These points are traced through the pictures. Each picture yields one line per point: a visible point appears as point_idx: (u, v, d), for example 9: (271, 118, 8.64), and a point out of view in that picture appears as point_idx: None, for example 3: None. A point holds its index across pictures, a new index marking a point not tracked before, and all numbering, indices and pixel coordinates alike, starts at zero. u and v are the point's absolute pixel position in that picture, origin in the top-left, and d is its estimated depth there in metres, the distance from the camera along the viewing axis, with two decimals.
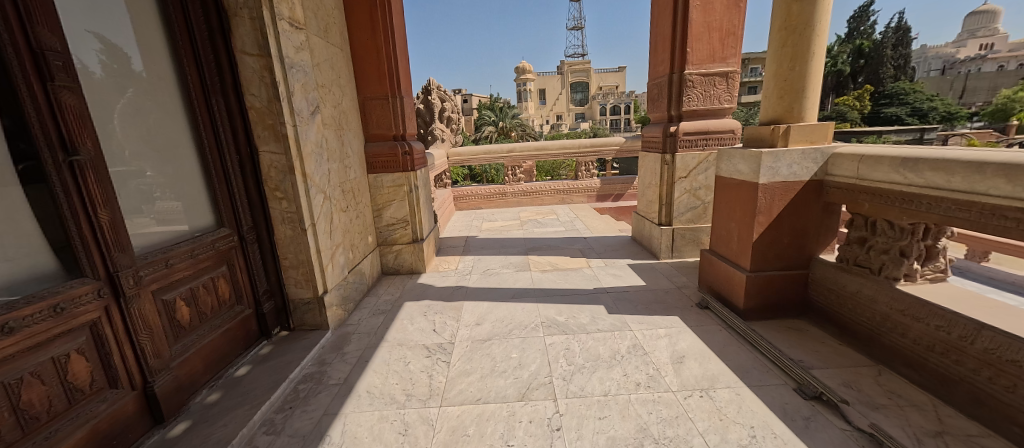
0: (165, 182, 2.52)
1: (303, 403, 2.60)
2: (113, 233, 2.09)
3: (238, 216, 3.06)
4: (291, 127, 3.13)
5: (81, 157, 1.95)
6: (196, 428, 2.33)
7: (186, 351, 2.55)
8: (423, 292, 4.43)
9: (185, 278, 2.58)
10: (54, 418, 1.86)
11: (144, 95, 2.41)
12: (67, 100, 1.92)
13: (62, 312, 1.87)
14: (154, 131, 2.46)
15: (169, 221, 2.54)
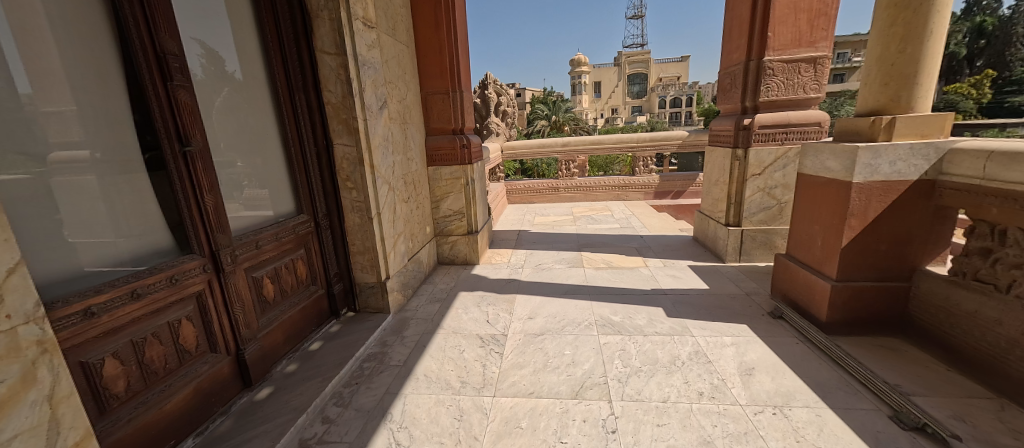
0: (255, 171, 2.79)
1: (368, 381, 2.77)
2: (215, 216, 2.35)
3: (314, 203, 3.31)
4: (362, 121, 3.32)
5: (193, 148, 2.21)
6: (278, 394, 2.58)
7: (270, 323, 2.82)
8: (477, 283, 4.52)
9: (270, 259, 2.85)
10: (169, 374, 2.14)
11: (239, 93, 2.68)
12: (183, 97, 2.18)
13: (177, 282, 2.13)
14: (246, 125, 2.73)
15: (259, 207, 2.81)
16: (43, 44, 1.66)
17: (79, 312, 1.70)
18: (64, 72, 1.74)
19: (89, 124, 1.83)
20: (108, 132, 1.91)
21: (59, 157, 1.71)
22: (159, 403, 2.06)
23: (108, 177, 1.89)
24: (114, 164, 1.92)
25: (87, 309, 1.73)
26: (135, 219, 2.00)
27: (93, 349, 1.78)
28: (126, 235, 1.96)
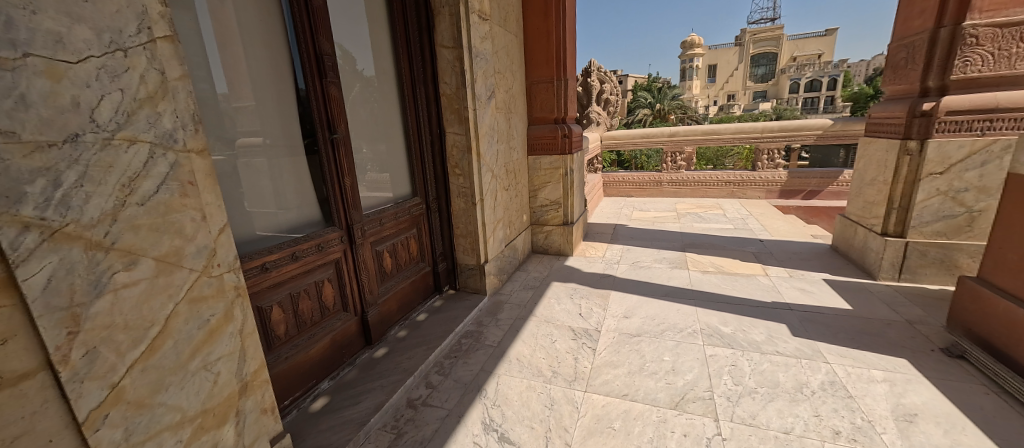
0: (382, 156, 3.13)
1: (466, 356, 2.95)
2: (351, 196, 2.71)
3: (427, 187, 3.60)
4: (472, 110, 3.50)
5: (338, 135, 2.56)
6: (391, 355, 2.90)
7: (387, 292, 3.18)
8: (570, 275, 4.46)
9: (390, 235, 3.20)
10: (314, 326, 2.52)
11: (373, 87, 3.01)
12: (333, 91, 2.53)
13: (323, 249, 2.50)
14: (377, 116, 3.06)
15: (383, 188, 3.15)
16: (239, 50, 2.04)
17: (258, 267, 2.08)
18: (255, 73, 2.13)
19: (269, 115, 2.21)
20: (282, 122, 2.29)
21: (248, 141, 2.09)
22: (306, 348, 2.45)
23: (280, 159, 2.27)
24: (284, 148, 2.30)
25: (263, 265, 2.12)
26: (295, 195, 2.37)
27: (265, 298, 2.17)
28: (289, 208, 2.33)
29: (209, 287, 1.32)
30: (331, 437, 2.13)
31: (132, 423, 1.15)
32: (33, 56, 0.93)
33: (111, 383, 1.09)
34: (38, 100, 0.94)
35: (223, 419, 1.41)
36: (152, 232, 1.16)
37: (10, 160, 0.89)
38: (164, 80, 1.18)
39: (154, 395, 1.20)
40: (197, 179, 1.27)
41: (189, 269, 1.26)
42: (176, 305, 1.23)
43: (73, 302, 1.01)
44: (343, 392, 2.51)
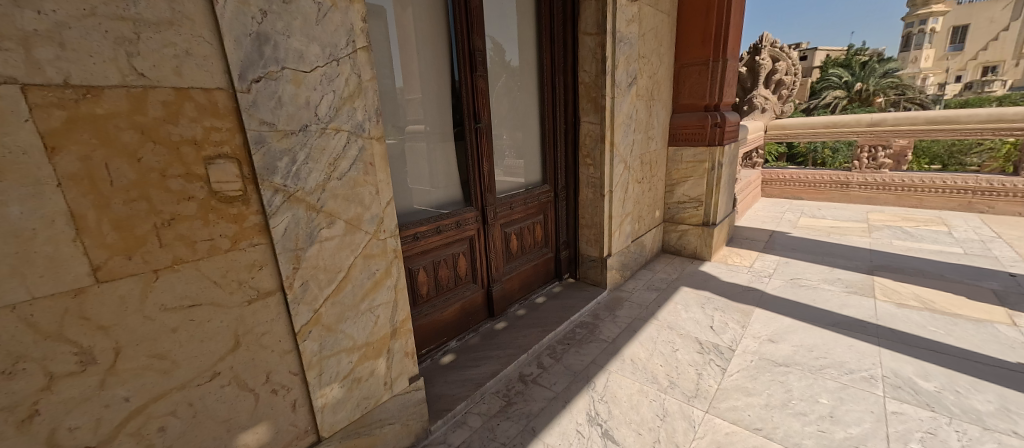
0: (519, 144, 3.32)
1: (579, 345, 2.99)
2: (488, 180, 2.97)
3: (556, 175, 3.69)
4: (610, 99, 3.40)
5: (481, 124, 2.81)
6: (510, 330, 3.13)
7: (510, 271, 3.40)
8: (704, 282, 4.01)
9: (519, 219, 3.40)
10: (449, 291, 2.89)
11: (516, 78, 3.19)
12: (481, 85, 2.78)
13: (461, 226, 2.83)
14: (517, 106, 3.24)
15: (516, 174, 3.34)
16: (411, 51, 2.41)
17: (411, 236, 2.50)
18: (422, 70, 2.48)
19: (429, 106, 2.56)
20: (438, 112, 2.62)
21: (413, 128, 2.47)
22: (441, 309, 2.83)
23: (434, 144, 2.62)
24: (438, 134, 2.64)
25: (415, 235, 2.52)
26: (443, 176, 2.71)
27: (415, 262, 2.57)
28: (438, 187, 2.69)
29: (376, 247, 1.63)
30: (455, 389, 2.44)
31: (325, 341, 1.52)
32: (287, 68, 1.25)
33: (315, 308, 1.45)
34: (288, 101, 1.27)
35: (379, 353, 1.75)
36: (345, 200, 1.48)
37: (271, 143, 1.25)
38: (360, 82, 1.45)
39: (338, 324, 1.55)
40: (375, 161, 1.56)
41: (365, 232, 1.58)
42: (355, 258, 1.56)
43: (297, 246, 1.36)
44: (467, 353, 2.83)
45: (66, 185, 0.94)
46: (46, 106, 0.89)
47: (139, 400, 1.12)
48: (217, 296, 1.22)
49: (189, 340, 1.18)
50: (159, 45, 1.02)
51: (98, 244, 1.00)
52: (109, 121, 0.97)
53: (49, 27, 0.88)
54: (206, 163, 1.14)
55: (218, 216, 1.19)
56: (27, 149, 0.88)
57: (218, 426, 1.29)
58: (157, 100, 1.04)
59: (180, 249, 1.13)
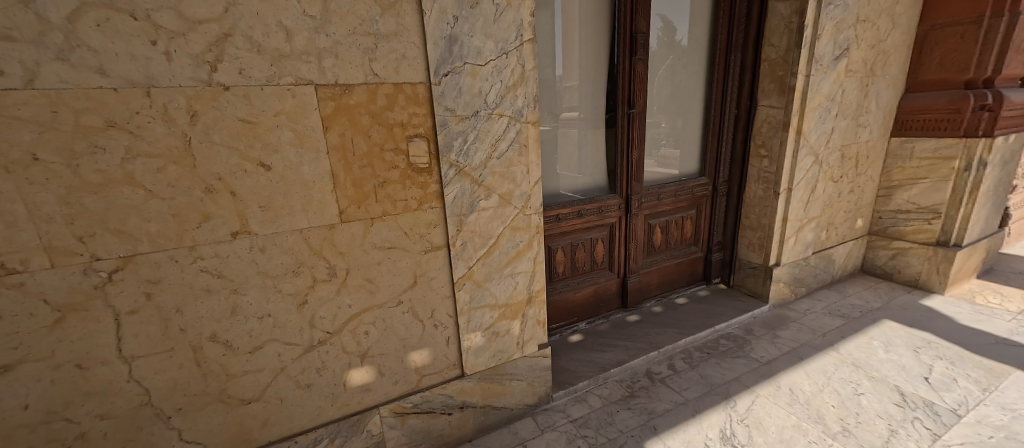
0: (676, 131, 3.05)
1: (721, 357, 2.55)
2: (635, 168, 2.83)
3: (718, 166, 3.25)
4: (803, 77, 2.78)
5: (634, 111, 2.69)
6: (642, 324, 2.89)
7: (650, 265, 3.14)
8: (926, 322, 2.95)
9: (666, 212, 3.13)
10: (583, 274, 2.86)
11: (681, 60, 2.92)
12: (638, 70, 2.65)
13: (602, 212, 2.79)
14: (678, 90, 2.98)
15: (668, 165, 3.09)
16: (570, 40, 2.47)
17: (553, 217, 2.58)
18: (579, 59, 2.53)
19: (583, 94, 2.60)
20: (592, 99, 2.64)
21: (566, 115, 2.57)
22: (574, 290, 2.83)
23: (584, 131, 2.67)
24: (589, 121, 2.67)
25: (557, 216, 2.60)
26: (589, 163, 2.73)
27: (554, 242, 2.65)
28: (584, 173, 2.73)
29: (522, 221, 1.80)
30: (578, 366, 2.40)
31: (475, 294, 1.78)
32: (468, 63, 1.48)
33: (470, 265, 1.72)
34: (466, 91, 1.51)
35: (515, 314, 1.94)
36: (501, 177, 1.68)
37: (451, 126, 1.51)
38: (523, 72, 1.60)
39: (486, 281, 1.79)
40: (529, 143, 1.70)
41: (515, 206, 1.75)
42: (504, 228, 1.76)
43: (461, 212, 1.63)
44: (594, 338, 2.74)
45: (330, 153, 1.36)
46: (324, 98, 1.31)
47: (355, 308, 1.54)
48: (405, 243, 1.57)
49: (386, 273, 1.57)
50: (387, 52, 1.36)
51: (342, 196, 1.41)
52: (355, 109, 1.36)
53: (330, 44, 1.28)
54: (407, 140, 1.47)
55: (412, 182, 1.52)
56: (314, 129, 1.31)
57: (398, 341, 1.68)
58: (383, 93, 1.39)
59: (386, 205, 1.49)
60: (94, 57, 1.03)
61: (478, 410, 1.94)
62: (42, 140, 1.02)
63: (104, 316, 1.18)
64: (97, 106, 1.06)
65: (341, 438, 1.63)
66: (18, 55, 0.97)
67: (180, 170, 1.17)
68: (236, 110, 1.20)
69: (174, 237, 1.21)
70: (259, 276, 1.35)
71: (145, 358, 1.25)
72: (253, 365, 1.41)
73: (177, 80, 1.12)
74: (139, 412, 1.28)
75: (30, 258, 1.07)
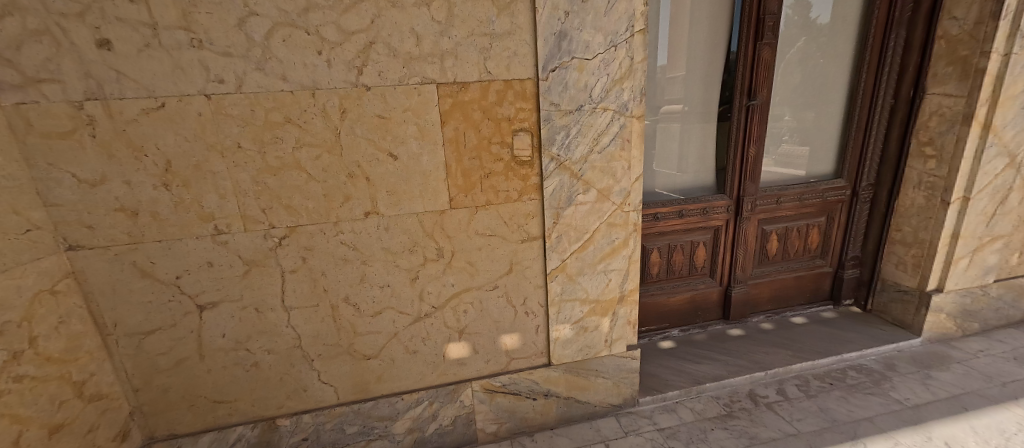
0: (807, 124, 2.55)
1: (848, 391, 2.12)
2: (751, 167, 2.41)
3: (860, 168, 2.66)
4: (1000, 56, 2.12)
5: (756, 102, 2.27)
6: (746, 340, 2.51)
7: (761, 277, 2.70)
8: None
9: (786, 217, 2.65)
10: (679, 279, 2.57)
11: (822, 39, 2.40)
12: (765, 54, 2.21)
13: (707, 213, 2.45)
14: (814, 77, 2.46)
15: (793, 165, 2.61)
16: (681, 22, 2.14)
17: (650, 215, 2.37)
18: (690, 43, 2.18)
19: (693, 84, 2.25)
20: (703, 89, 2.27)
21: (667, 109, 2.26)
22: (668, 294, 2.56)
23: (690, 125, 2.32)
24: (697, 114, 2.31)
25: (655, 214, 2.38)
26: (693, 161, 2.39)
27: (650, 241, 2.43)
28: (685, 171, 2.40)
29: (620, 217, 1.75)
30: (667, 374, 2.22)
31: (566, 287, 1.79)
32: (576, 58, 1.49)
33: (563, 257, 1.74)
34: (572, 85, 1.52)
35: (606, 312, 1.90)
36: (601, 172, 1.65)
37: (555, 120, 1.54)
38: (631, 64, 1.55)
39: (578, 276, 1.79)
40: (632, 137, 1.65)
41: (612, 202, 1.71)
42: (600, 224, 1.73)
43: (559, 205, 1.65)
44: (687, 347, 2.47)
45: (445, 145, 1.50)
46: (444, 95, 1.45)
47: (456, 288, 1.69)
48: (504, 232, 1.66)
49: (485, 258, 1.68)
50: (501, 50, 1.45)
51: (452, 185, 1.55)
52: (469, 105, 1.48)
53: (452, 46, 1.41)
54: (513, 134, 1.54)
55: (514, 174, 1.59)
56: (433, 123, 1.47)
57: (492, 323, 1.78)
58: (493, 89, 1.48)
59: (490, 195, 1.59)
60: (280, 67, 1.30)
61: (561, 400, 1.97)
62: (245, 132, 1.33)
63: (274, 272, 1.49)
64: (279, 105, 1.33)
65: (438, 403, 1.81)
66: (234, 67, 1.27)
67: (331, 158, 1.42)
68: (374, 107, 1.40)
69: (324, 213, 1.47)
70: (382, 251, 1.56)
71: (299, 309, 1.55)
72: (373, 326, 1.65)
73: (334, 83, 1.35)
74: (292, 352, 1.60)
75: (232, 222, 1.40)
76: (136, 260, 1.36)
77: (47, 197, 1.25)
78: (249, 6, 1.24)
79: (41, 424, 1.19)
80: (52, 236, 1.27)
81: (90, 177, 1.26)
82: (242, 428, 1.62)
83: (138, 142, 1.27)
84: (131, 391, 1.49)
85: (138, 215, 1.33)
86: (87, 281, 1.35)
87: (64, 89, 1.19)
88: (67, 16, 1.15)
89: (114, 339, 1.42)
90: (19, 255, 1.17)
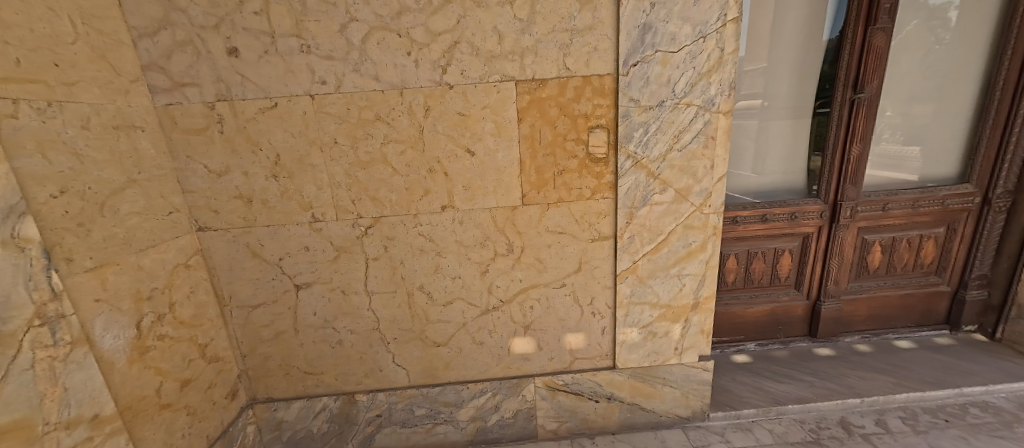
0: (921, 119, 2.14)
1: (970, 431, 1.79)
2: (854, 169, 2.13)
3: (996, 171, 2.18)
4: None
5: (864, 95, 2.00)
6: (837, 362, 2.24)
7: (859, 292, 2.38)
8: None
9: (894, 226, 2.29)
10: (758, 289, 2.36)
11: (936, 21, 2.00)
12: (878, 41, 1.93)
13: (795, 219, 2.22)
14: (928, 66, 2.05)
15: (902, 168, 2.23)
16: (771, 9, 1.94)
17: (729, 218, 2.22)
18: (784, 31, 1.98)
19: (786, 76, 2.04)
20: (797, 81, 2.05)
21: (744, 105, 2.09)
22: (745, 304, 2.37)
23: (780, 121, 2.11)
24: (789, 109, 2.09)
25: (734, 218, 2.22)
26: (780, 160, 2.17)
27: (727, 246, 2.26)
28: (764, 173, 2.20)
29: (698, 219, 1.63)
30: (742, 390, 2.06)
31: (636, 290, 1.72)
32: (660, 51, 1.43)
33: (634, 259, 1.67)
34: (654, 79, 1.46)
35: (677, 318, 1.79)
36: (680, 171, 1.56)
37: (634, 116, 1.49)
38: (721, 56, 1.44)
39: (650, 278, 1.71)
40: (718, 135, 1.53)
41: (691, 203, 1.61)
42: (677, 226, 1.64)
43: (633, 205, 1.60)
44: (766, 363, 2.27)
45: (520, 141, 1.52)
46: (521, 92, 1.46)
47: (524, 283, 1.70)
48: (574, 230, 1.64)
49: (555, 255, 1.67)
50: (581, 45, 1.43)
51: (525, 181, 1.56)
52: (546, 102, 1.48)
53: (532, 43, 1.42)
54: (589, 131, 1.52)
55: (588, 172, 1.57)
56: (510, 120, 1.49)
57: (558, 321, 1.78)
58: (571, 86, 1.47)
59: (562, 192, 1.59)
60: (374, 68, 1.40)
61: (624, 406, 1.90)
62: (341, 129, 1.45)
63: (359, 259, 1.61)
64: (371, 104, 1.44)
65: (501, 395, 1.85)
66: (335, 69, 1.39)
67: (414, 153, 1.50)
68: (455, 105, 1.46)
69: (405, 206, 1.56)
70: (456, 244, 1.62)
71: (378, 294, 1.66)
72: (444, 316, 1.72)
73: (420, 82, 1.43)
74: (371, 334, 1.72)
75: (326, 211, 1.53)
76: (248, 242, 1.55)
77: (185, 184, 1.46)
78: (351, 13, 1.35)
79: (175, 378, 1.40)
80: (187, 218, 1.49)
81: (217, 168, 1.46)
82: (326, 399, 1.77)
83: (254, 137, 1.44)
84: (240, 356, 1.70)
85: (252, 202, 1.50)
86: (211, 258, 1.56)
87: (201, 92, 1.38)
88: (206, 29, 1.34)
89: (229, 310, 1.63)
90: (164, 233, 1.38)
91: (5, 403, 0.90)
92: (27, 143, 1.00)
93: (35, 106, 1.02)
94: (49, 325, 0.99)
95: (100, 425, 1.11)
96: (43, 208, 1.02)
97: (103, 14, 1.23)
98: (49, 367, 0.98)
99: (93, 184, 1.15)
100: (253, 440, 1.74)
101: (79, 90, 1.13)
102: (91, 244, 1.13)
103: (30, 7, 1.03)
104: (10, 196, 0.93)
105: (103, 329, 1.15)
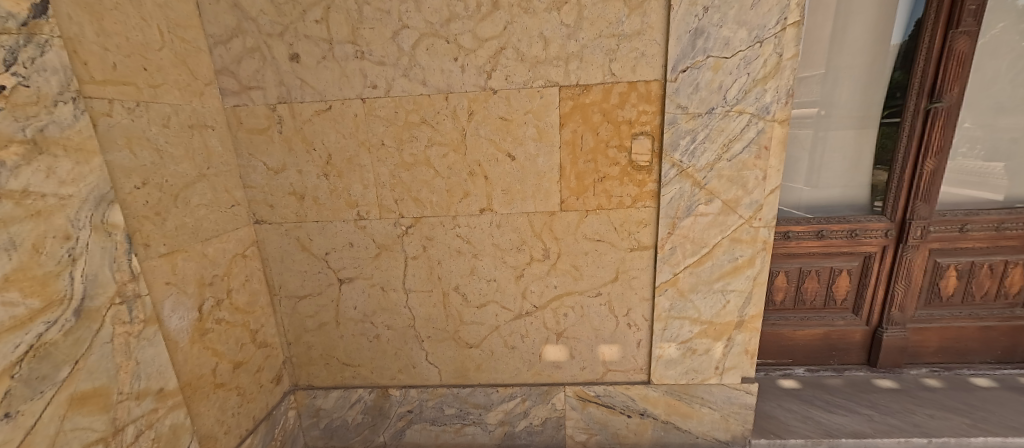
0: (1011, 131, 1.91)
1: None
2: (928, 185, 1.93)
3: None
4: None
5: (942, 104, 1.82)
6: (901, 395, 2.03)
7: (929, 320, 2.16)
8: None
9: (974, 250, 2.05)
10: (811, 310, 2.20)
11: None
12: (961, 45, 1.75)
13: (855, 236, 2.05)
14: (1018, 73, 1.84)
15: (986, 186, 2.00)
16: (836, 10, 1.81)
17: (780, 233, 2.09)
18: (851, 34, 1.84)
19: (851, 82, 1.90)
20: (863, 88, 1.90)
21: (802, 112, 1.97)
22: (795, 326, 2.22)
23: (842, 131, 1.97)
24: (853, 118, 1.95)
25: (785, 233, 2.09)
26: (840, 173, 2.03)
27: (777, 263, 2.13)
28: (821, 186, 2.05)
29: (747, 233, 1.55)
30: (788, 418, 1.92)
31: (676, 304, 1.66)
32: (712, 56, 1.38)
33: (675, 271, 1.61)
34: (704, 86, 1.41)
35: (719, 336, 1.70)
36: (729, 181, 1.49)
37: (681, 124, 1.44)
38: (779, 62, 1.36)
39: (691, 292, 1.64)
40: (773, 144, 1.44)
41: (739, 216, 1.53)
42: (723, 239, 1.56)
43: (676, 215, 1.54)
44: (817, 391, 2.09)
45: (561, 147, 1.51)
46: (565, 98, 1.46)
47: (558, 290, 1.68)
48: (613, 238, 1.61)
49: (592, 263, 1.64)
50: (628, 51, 1.41)
51: (565, 186, 1.55)
52: (589, 107, 1.47)
53: (578, 48, 1.41)
54: (632, 138, 1.49)
55: (629, 180, 1.53)
56: (552, 125, 1.49)
57: (592, 330, 1.74)
58: (617, 91, 1.45)
59: (602, 199, 1.56)
60: (421, 73, 1.45)
61: (658, 423, 1.83)
62: (388, 131, 1.51)
63: (399, 257, 1.66)
64: (418, 107, 1.49)
65: (530, 401, 1.83)
66: (386, 74, 1.45)
67: (456, 156, 1.53)
68: (499, 109, 1.48)
69: (445, 208, 1.59)
70: (492, 247, 1.63)
71: (415, 292, 1.70)
72: (478, 317, 1.73)
73: (465, 87, 1.46)
74: (407, 331, 1.76)
75: (371, 210, 1.60)
76: (299, 235, 1.64)
77: (246, 180, 1.57)
78: (403, 20, 1.41)
79: (229, 360, 1.50)
80: (247, 211, 1.60)
81: (275, 165, 1.56)
82: (362, 391, 1.84)
83: (310, 138, 1.52)
84: (286, 343, 1.79)
85: (304, 199, 1.59)
86: (265, 250, 1.66)
87: (265, 94, 1.49)
88: (273, 36, 1.44)
89: (278, 299, 1.73)
90: (226, 224, 1.49)
91: (89, 371, 1.00)
92: (118, 138, 1.11)
93: (126, 106, 1.14)
94: (127, 303, 1.10)
95: (164, 398, 1.20)
96: (128, 197, 1.13)
97: (185, 24, 1.36)
98: (124, 342, 1.09)
99: (169, 177, 1.26)
100: (293, 424, 1.83)
101: (163, 92, 1.25)
102: (166, 231, 1.24)
103: (126, 17, 1.15)
104: (101, 185, 1.04)
105: (171, 310, 1.26)
